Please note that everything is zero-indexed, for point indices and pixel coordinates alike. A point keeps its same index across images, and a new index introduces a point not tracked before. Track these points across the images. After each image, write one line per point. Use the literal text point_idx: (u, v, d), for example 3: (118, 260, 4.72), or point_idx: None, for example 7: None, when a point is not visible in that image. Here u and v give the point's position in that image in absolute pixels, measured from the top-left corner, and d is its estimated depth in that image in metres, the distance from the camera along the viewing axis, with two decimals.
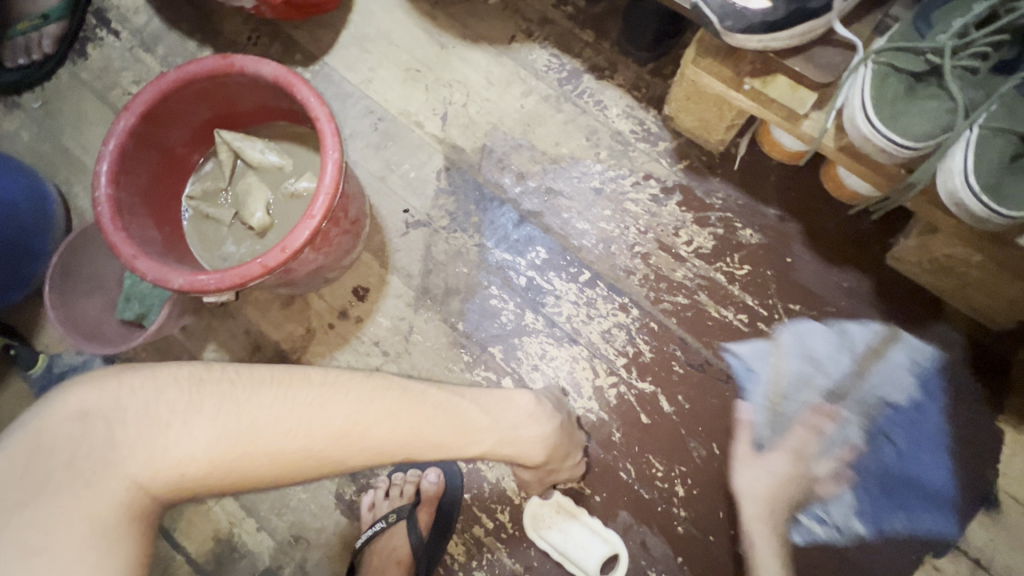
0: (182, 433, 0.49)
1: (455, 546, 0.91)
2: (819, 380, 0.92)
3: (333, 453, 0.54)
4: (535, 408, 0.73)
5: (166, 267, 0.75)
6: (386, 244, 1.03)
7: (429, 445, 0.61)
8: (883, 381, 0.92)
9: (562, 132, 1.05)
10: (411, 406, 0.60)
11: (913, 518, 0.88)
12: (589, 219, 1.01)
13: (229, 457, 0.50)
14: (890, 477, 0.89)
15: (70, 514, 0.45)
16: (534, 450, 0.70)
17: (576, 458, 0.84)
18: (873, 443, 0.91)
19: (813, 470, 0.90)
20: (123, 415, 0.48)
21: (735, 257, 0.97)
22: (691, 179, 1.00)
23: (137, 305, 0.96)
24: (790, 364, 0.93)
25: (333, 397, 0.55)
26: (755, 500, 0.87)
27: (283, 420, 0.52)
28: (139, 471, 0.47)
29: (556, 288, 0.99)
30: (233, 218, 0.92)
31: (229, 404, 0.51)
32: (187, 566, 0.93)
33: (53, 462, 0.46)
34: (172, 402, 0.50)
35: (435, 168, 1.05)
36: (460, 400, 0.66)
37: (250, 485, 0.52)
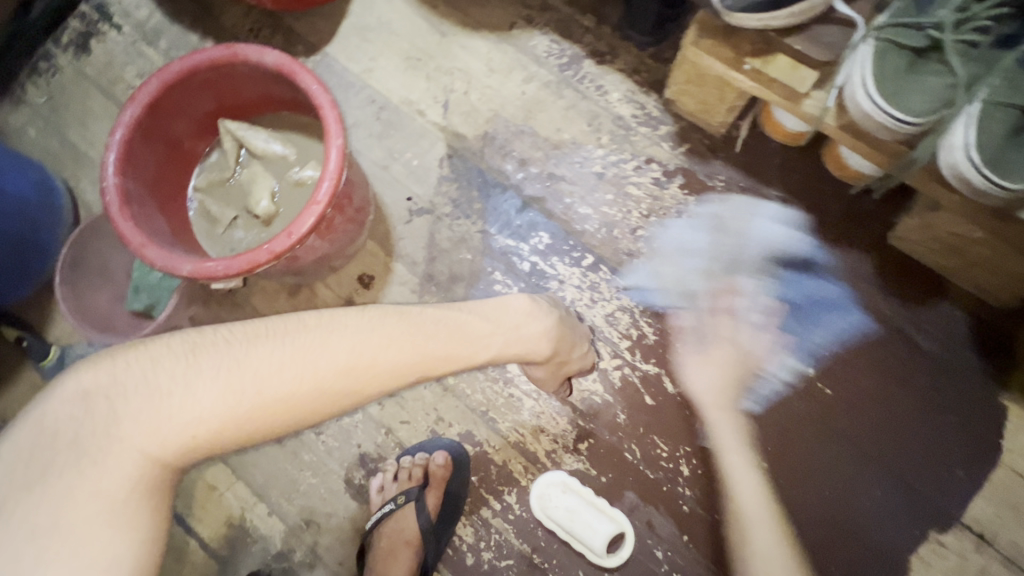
0: (183, 397, 0.50)
1: (462, 527, 0.92)
2: (696, 262, 0.98)
3: (341, 389, 0.56)
4: (532, 306, 0.73)
5: (175, 255, 0.76)
6: (390, 232, 1.04)
7: (437, 362, 0.62)
8: (738, 218, 0.98)
9: (564, 117, 1.05)
10: (411, 328, 0.61)
11: (829, 328, 0.95)
12: (591, 203, 1.01)
13: (236, 413, 0.51)
14: (786, 305, 0.96)
15: (89, 489, 0.47)
16: (540, 344, 0.73)
17: (583, 349, 0.86)
18: (777, 291, 0.96)
19: (752, 350, 0.94)
20: (124, 390, 0.50)
21: (737, 239, 0.98)
22: (693, 163, 1.01)
23: (146, 296, 0.98)
24: (666, 267, 0.98)
25: (332, 335, 0.56)
26: (707, 394, 0.90)
27: (284, 368, 0.53)
28: (146, 442, 0.49)
29: (559, 273, 1.00)
30: (241, 208, 0.94)
31: (227, 362, 0.52)
32: (201, 551, 0.94)
33: (60, 443, 0.47)
34: (170, 370, 0.51)
35: (438, 156, 1.06)
36: (458, 313, 0.67)
37: (266, 436, 0.54)
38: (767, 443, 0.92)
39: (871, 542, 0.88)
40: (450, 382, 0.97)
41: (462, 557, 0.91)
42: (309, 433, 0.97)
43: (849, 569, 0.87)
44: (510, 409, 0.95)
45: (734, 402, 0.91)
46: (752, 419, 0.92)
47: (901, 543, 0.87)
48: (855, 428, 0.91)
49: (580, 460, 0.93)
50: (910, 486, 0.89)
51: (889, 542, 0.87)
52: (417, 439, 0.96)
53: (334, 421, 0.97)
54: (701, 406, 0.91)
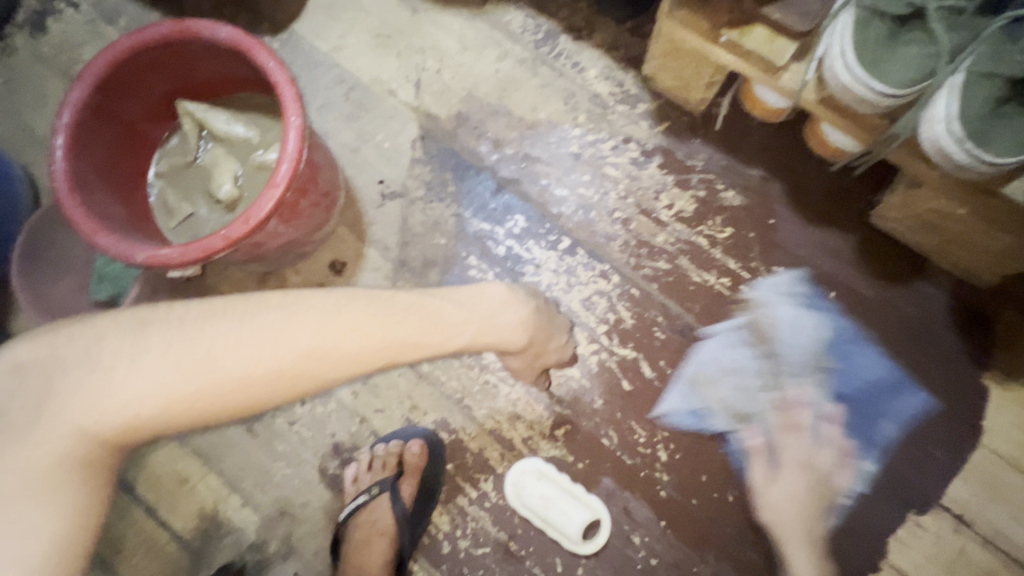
0: (125, 375, 0.48)
1: (438, 516, 0.91)
2: (755, 381, 0.91)
3: (299, 374, 0.52)
4: (508, 296, 0.68)
5: (128, 242, 0.73)
6: (361, 217, 1.01)
7: (407, 349, 0.57)
8: (794, 336, 0.92)
9: (539, 96, 1.01)
10: (381, 312, 0.56)
11: (894, 416, 0.89)
12: (568, 185, 0.99)
13: (181, 394, 0.48)
14: (852, 400, 0.90)
15: (15, 464, 0.45)
16: (514, 336, 0.68)
17: (561, 339, 0.82)
18: (833, 389, 0.90)
19: (820, 465, 0.87)
20: (66, 363, 0.48)
21: (718, 221, 0.95)
22: (672, 141, 0.98)
23: (110, 285, 0.93)
24: (722, 389, 0.91)
25: (289, 318, 0.52)
26: (788, 524, 0.83)
27: (238, 349, 0.50)
28: (83, 417, 0.47)
29: (536, 257, 0.97)
30: (205, 193, 0.91)
31: (175, 341, 0.49)
32: (173, 543, 0.93)
33: None
34: (113, 346, 0.48)
35: (410, 138, 1.03)
36: (434, 300, 0.61)
37: (213, 420, 0.51)
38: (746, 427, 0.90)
39: (848, 523, 0.87)
40: (424, 370, 0.95)
41: (438, 546, 0.90)
42: (281, 423, 0.95)
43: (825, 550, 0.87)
44: (485, 396, 0.93)
45: (818, 527, 0.84)
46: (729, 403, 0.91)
47: (880, 525, 0.87)
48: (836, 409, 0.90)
49: (557, 446, 0.91)
50: (889, 470, 0.88)
51: (866, 523, 0.87)
52: (391, 428, 0.94)
53: (306, 411, 0.95)
54: (778, 536, 0.83)
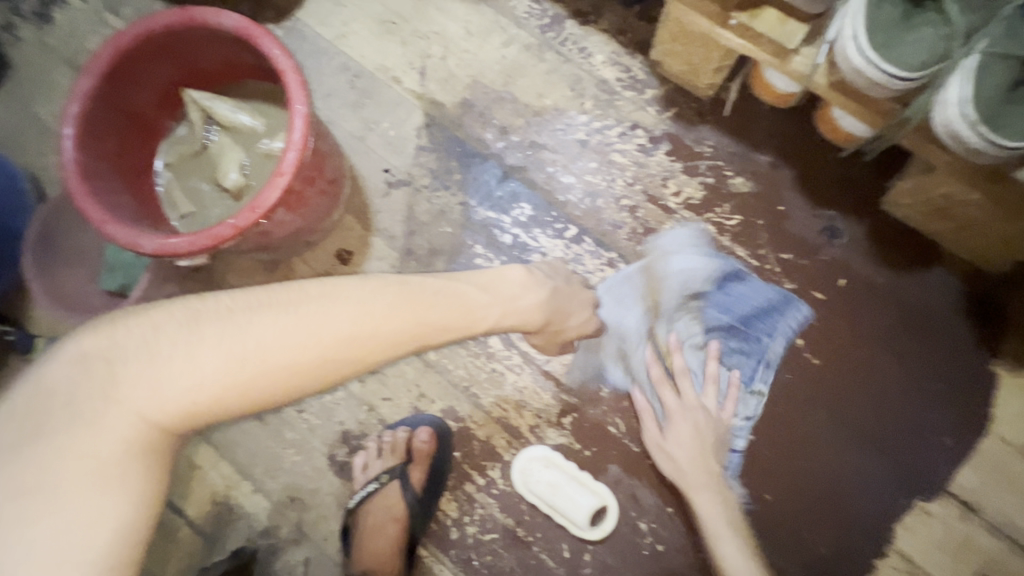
0: (185, 363, 0.48)
1: (447, 503, 0.92)
2: (631, 327, 0.93)
3: (345, 357, 0.55)
4: (526, 279, 0.76)
5: (137, 231, 0.74)
6: (367, 205, 1.01)
7: (436, 328, 0.64)
8: (686, 275, 0.93)
9: (545, 83, 1.00)
10: (410, 298, 0.61)
11: (781, 330, 0.91)
12: (575, 172, 0.98)
13: (237, 381, 0.50)
14: (733, 326, 0.92)
15: (80, 450, 0.44)
16: (533, 314, 0.75)
17: (581, 315, 0.86)
18: (707, 323, 0.92)
19: (709, 405, 0.88)
20: (124, 353, 0.47)
21: (726, 207, 0.94)
22: (680, 127, 0.97)
23: (121, 274, 0.94)
24: (608, 346, 0.92)
25: (334, 305, 0.55)
26: (688, 471, 0.84)
27: (285, 336, 0.51)
28: (147, 404, 0.47)
29: (542, 245, 0.97)
30: (212, 182, 0.91)
31: (230, 331, 0.50)
32: (187, 528, 0.94)
33: (57, 403, 0.45)
34: (170, 336, 0.49)
35: (415, 126, 1.02)
36: (457, 283, 0.69)
37: (265, 405, 0.53)
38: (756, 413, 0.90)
39: (856, 511, 0.87)
40: (431, 358, 0.95)
41: (446, 532, 0.91)
42: (291, 411, 0.96)
43: (834, 536, 0.87)
44: (492, 383, 0.94)
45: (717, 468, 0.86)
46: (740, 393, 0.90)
47: (888, 513, 0.87)
48: (841, 397, 0.90)
49: (564, 434, 0.92)
50: (901, 457, 0.88)
51: (875, 512, 0.87)
52: (399, 415, 0.95)
53: (316, 399, 0.96)
54: (683, 485, 0.84)
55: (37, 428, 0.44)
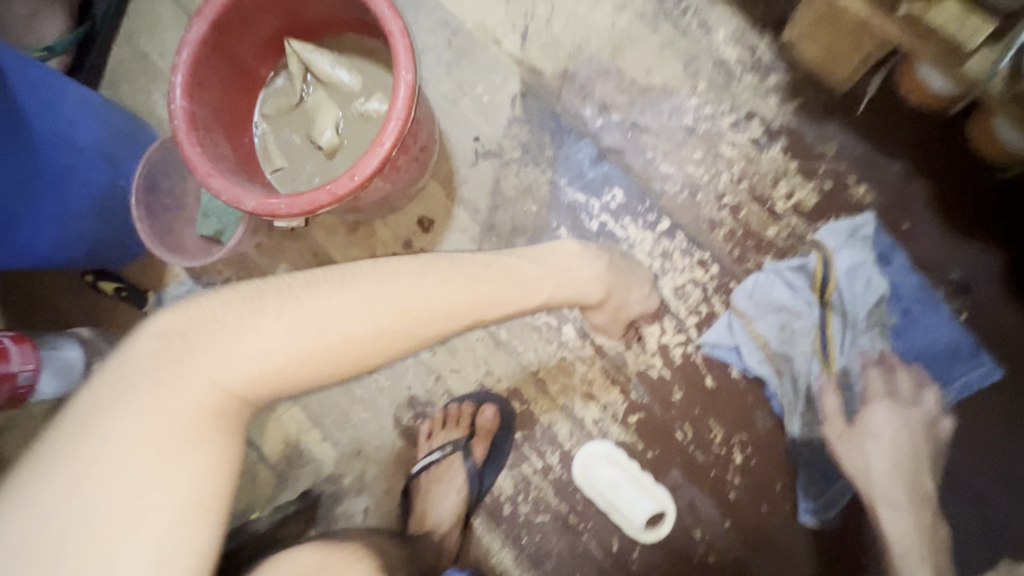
0: (251, 334, 0.51)
1: (503, 480, 0.93)
2: (798, 324, 0.85)
3: (400, 330, 0.57)
4: (581, 251, 0.76)
5: (240, 188, 0.75)
6: (453, 174, 0.98)
7: (493, 301, 0.64)
8: (860, 289, 0.83)
9: (657, 58, 0.92)
10: (462, 274, 0.62)
11: (953, 385, 0.82)
12: (676, 161, 0.91)
13: (301, 350, 0.52)
14: (906, 360, 0.82)
15: (158, 411, 0.47)
16: (591, 287, 0.75)
17: (642, 291, 0.85)
18: (889, 347, 0.83)
19: (851, 421, 0.82)
20: (196, 326, 0.50)
21: (844, 217, 0.85)
22: (802, 122, 0.87)
23: (215, 221, 0.97)
24: (763, 325, 0.85)
25: (389, 281, 0.57)
26: (883, 481, 0.79)
27: (343, 309, 0.53)
28: (217, 371, 0.50)
29: (630, 237, 0.92)
30: (307, 138, 0.91)
31: (292, 304, 0.52)
32: (261, 464, 1.00)
33: (135, 370, 0.48)
34: (236, 310, 0.51)
35: (511, 93, 0.97)
36: (510, 258, 0.70)
37: (327, 376, 0.54)
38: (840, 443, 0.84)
39: None
40: (502, 338, 0.94)
41: (500, 507, 0.93)
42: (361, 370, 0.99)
43: None
44: (561, 371, 0.93)
45: (912, 490, 0.79)
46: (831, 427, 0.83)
47: (969, 567, 0.81)
48: (931, 438, 0.83)
49: (628, 432, 0.90)
50: (986, 513, 0.82)
51: (954, 563, 0.81)
52: (465, 389, 0.96)
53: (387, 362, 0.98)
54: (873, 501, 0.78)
55: (114, 397, 0.47)
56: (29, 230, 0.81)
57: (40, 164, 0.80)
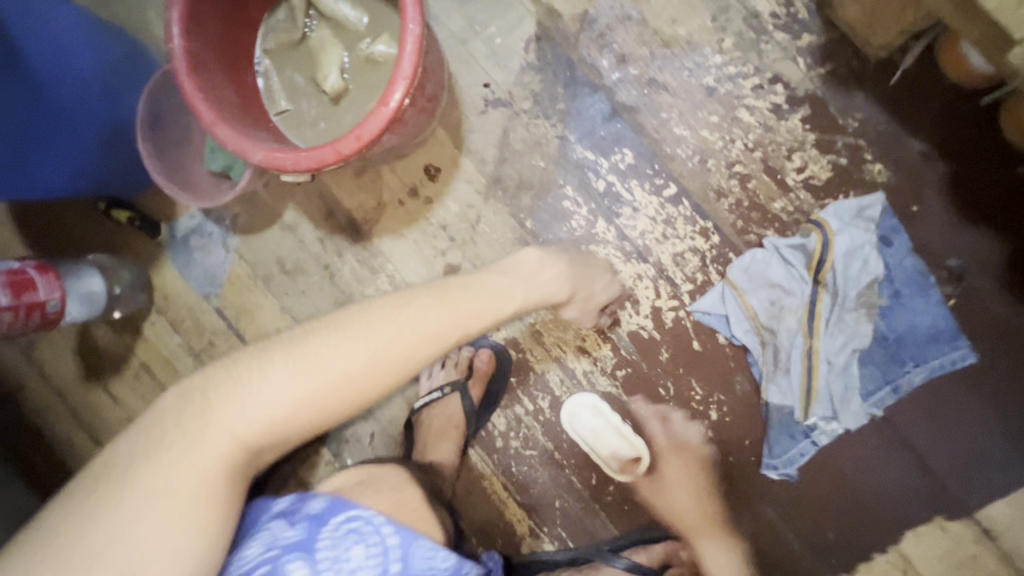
0: (263, 384, 0.57)
1: (496, 418, 1.02)
2: (788, 300, 0.88)
3: (396, 362, 0.63)
4: (543, 256, 0.81)
5: (246, 139, 0.75)
6: (461, 122, 0.96)
7: (476, 317, 0.70)
8: (855, 270, 0.85)
9: (684, 7, 0.88)
10: (449, 300, 0.68)
11: (929, 366, 0.85)
12: (690, 123, 0.89)
13: (308, 394, 0.58)
14: (889, 340, 0.86)
15: (183, 462, 0.53)
16: (558, 286, 0.79)
17: (605, 280, 0.88)
18: (875, 327, 0.86)
19: (824, 394, 0.87)
20: (214, 383, 0.57)
21: (851, 197, 0.85)
22: (829, 91, 0.85)
23: (222, 158, 0.97)
24: (755, 298, 0.89)
25: (382, 318, 0.63)
26: (815, 469, 0.92)
27: (342, 350, 0.60)
28: (235, 422, 0.56)
29: (636, 200, 0.92)
30: (309, 79, 0.87)
31: (296, 354, 0.59)
32: None
33: (162, 427, 0.55)
34: (248, 365, 0.58)
35: (525, 37, 0.92)
36: (486, 276, 0.75)
37: (331, 416, 0.60)
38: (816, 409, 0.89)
39: (879, 517, 0.91)
40: None
41: (492, 442, 1.03)
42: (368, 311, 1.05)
43: (847, 532, 0.91)
44: (558, 324, 0.98)
45: (837, 476, 0.91)
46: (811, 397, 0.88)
47: (911, 523, 0.90)
48: (897, 411, 0.89)
49: (615, 384, 0.97)
50: (938, 480, 0.89)
51: (900, 519, 0.90)
52: None
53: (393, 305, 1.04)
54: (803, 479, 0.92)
55: (149, 453, 0.53)
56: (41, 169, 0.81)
57: (42, 102, 0.78)
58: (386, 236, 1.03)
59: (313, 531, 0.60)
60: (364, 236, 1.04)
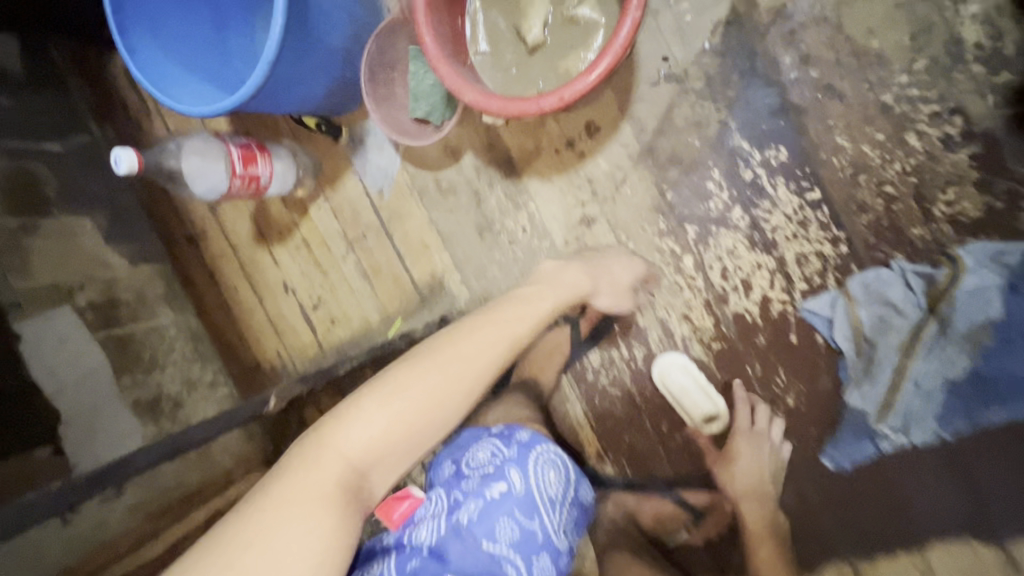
0: (361, 415, 0.70)
1: (592, 355, 1.18)
2: (897, 320, 0.96)
3: (463, 380, 0.76)
4: (558, 264, 0.98)
5: (460, 78, 0.87)
6: (631, 88, 1.04)
7: (522, 333, 0.84)
8: (973, 308, 0.90)
9: (884, 19, 0.91)
10: (499, 321, 0.83)
11: (1012, 410, 0.92)
12: (852, 135, 0.95)
13: (398, 418, 0.71)
14: (984, 380, 0.92)
15: (308, 484, 0.65)
16: (583, 278, 0.96)
17: (620, 261, 1.04)
18: (975, 364, 0.91)
19: (901, 408, 0.97)
20: (325, 422, 0.71)
21: (991, 240, 0.90)
22: (1008, 134, 0.88)
23: (425, 104, 1.08)
24: (865, 311, 0.97)
25: (447, 347, 0.78)
26: (869, 469, 1.03)
27: (421, 378, 0.74)
28: (344, 448, 0.68)
29: (777, 196, 0.99)
30: (511, 27, 0.97)
31: (384, 385, 0.72)
32: (412, 283, 1.33)
33: (288, 465, 0.67)
34: (347, 402, 0.72)
35: (714, 19, 0.98)
36: (528, 295, 0.89)
37: (418, 436, 0.73)
38: (889, 418, 0.98)
39: (913, 525, 1.01)
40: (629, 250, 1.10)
41: (583, 373, 1.20)
42: (504, 239, 1.21)
43: (878, 528, 1.03)
44: (670, 291, 1.09)
45: (885, 480, 1.02)
46: (885, 406, 0.98)
47: (942, 538, 1.00)
48: (968, 442, 0.96)
49: (707, 353, 1.09)
50: (983, 511, 0.97)
51: (935, 533, 1.00)
52: None
53: (526, 239, 1.19)
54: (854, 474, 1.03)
55: (275, 488, 0.65)
56: (286, 97, 0.97)
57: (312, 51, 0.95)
58: (535, 177, 1.16)
59: (524, 452, 0.90)
60: (515, 172, 1.17)
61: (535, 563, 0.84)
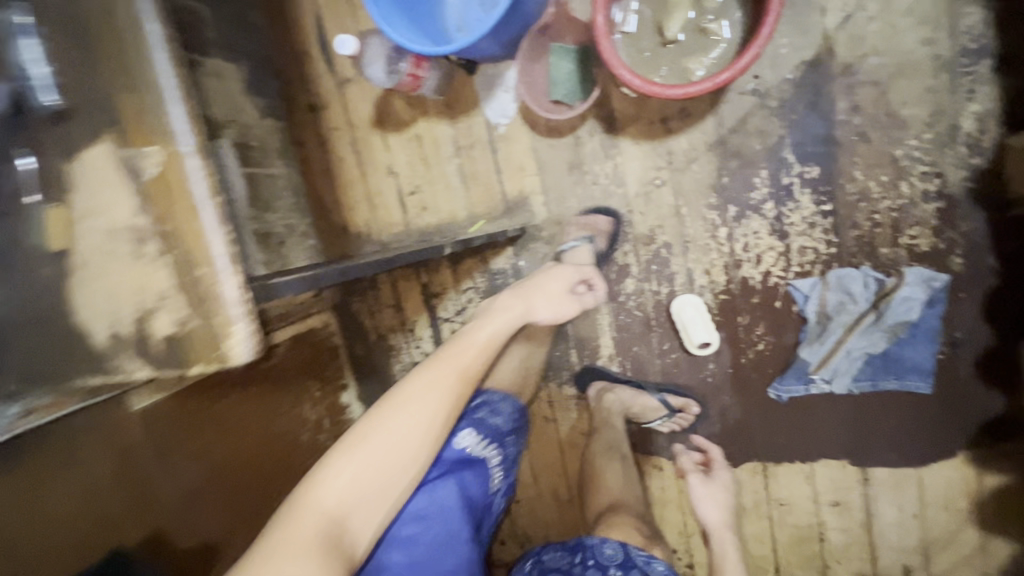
0: (329, 479, 0.96)
1: (629, 283, 1.56)
2: (851, 306, 1.37)
3: (405, 436, 1.02)
4: (488, 308, 1.28)
5: (615, 54, 1.17)
6: (724, 91, 1.37)
7: (452, 389, 1.09)
8: (901, 310, 1.33)
9: (917, 96, 1.26)
10: (430, 383, 1.08)
11: (903, 381, 1.37)
12: (867, 172, 1.32)
13: (358, 473, 0.97)
14: (890, 358, 1.37)
15: (296, 534, 0.90)
16: (511, 316, 1.26)
17: (553, 275, 1.39)
18: (889, 345, 1.35)
19: (833, 365, 1.40)
20: (303, 489, 0.96)
21: (929, 268, 1.32)
22: (964, 200, 1.27)
23: (563, 88, 1.45)
24: (831, 295, 1.38)
25: (387, 413, 1.03)
26: (798, 403, 1.48)
27: (370, 442, 1.00)
28: (321, 502, 0.94)
29: (800, 201, 1.37)
30: (655, 21, 1.26)
31: (343, 454, 0.99)
32: (501, 193, 1.66)
33: (280, 522, 0.92)
34: (319, 470, 0.97)
35: (803, 58, 1.30)
36: (453, 354, 1.15)
37: (379, 481, 0.99)
38: (823, 371, 1.41)
39: (812, 445, 1.49)
40: (682, 211, 1.47)
41: (618, 294, 1.58)
42: (588, 178, 1.55)
43: (789, 442, 1.50)
44: (702, 250, 1.47)
45: (806, 412, 1.48)
46: (823, 362, 1.41)
47: (827, 456, 1.48)
48: (866, 397, 1.42)
49: (714, 301, 1.49)
50: (859, 443, 1.46)
51: (824, 453, 1.48)
52: (642, 225, 1.51)
53: (605, 183, 1.53)
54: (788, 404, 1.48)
55: (274, 536, 0.90)
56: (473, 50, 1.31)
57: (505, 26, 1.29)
58: (628, 137, 1.49)
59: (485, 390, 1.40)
60: (614, 129, 1.50)
61: (507, 429, 1.36)
